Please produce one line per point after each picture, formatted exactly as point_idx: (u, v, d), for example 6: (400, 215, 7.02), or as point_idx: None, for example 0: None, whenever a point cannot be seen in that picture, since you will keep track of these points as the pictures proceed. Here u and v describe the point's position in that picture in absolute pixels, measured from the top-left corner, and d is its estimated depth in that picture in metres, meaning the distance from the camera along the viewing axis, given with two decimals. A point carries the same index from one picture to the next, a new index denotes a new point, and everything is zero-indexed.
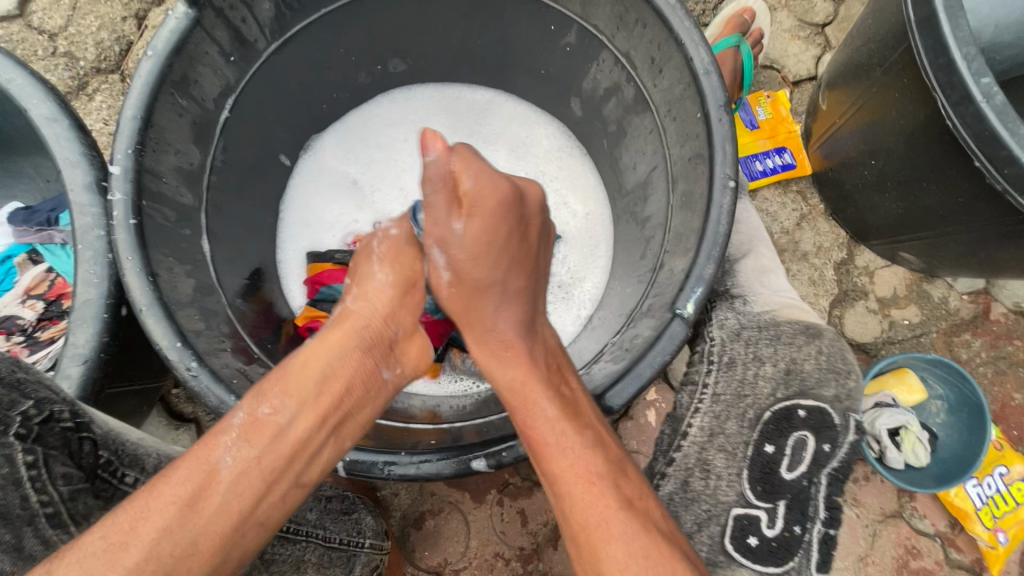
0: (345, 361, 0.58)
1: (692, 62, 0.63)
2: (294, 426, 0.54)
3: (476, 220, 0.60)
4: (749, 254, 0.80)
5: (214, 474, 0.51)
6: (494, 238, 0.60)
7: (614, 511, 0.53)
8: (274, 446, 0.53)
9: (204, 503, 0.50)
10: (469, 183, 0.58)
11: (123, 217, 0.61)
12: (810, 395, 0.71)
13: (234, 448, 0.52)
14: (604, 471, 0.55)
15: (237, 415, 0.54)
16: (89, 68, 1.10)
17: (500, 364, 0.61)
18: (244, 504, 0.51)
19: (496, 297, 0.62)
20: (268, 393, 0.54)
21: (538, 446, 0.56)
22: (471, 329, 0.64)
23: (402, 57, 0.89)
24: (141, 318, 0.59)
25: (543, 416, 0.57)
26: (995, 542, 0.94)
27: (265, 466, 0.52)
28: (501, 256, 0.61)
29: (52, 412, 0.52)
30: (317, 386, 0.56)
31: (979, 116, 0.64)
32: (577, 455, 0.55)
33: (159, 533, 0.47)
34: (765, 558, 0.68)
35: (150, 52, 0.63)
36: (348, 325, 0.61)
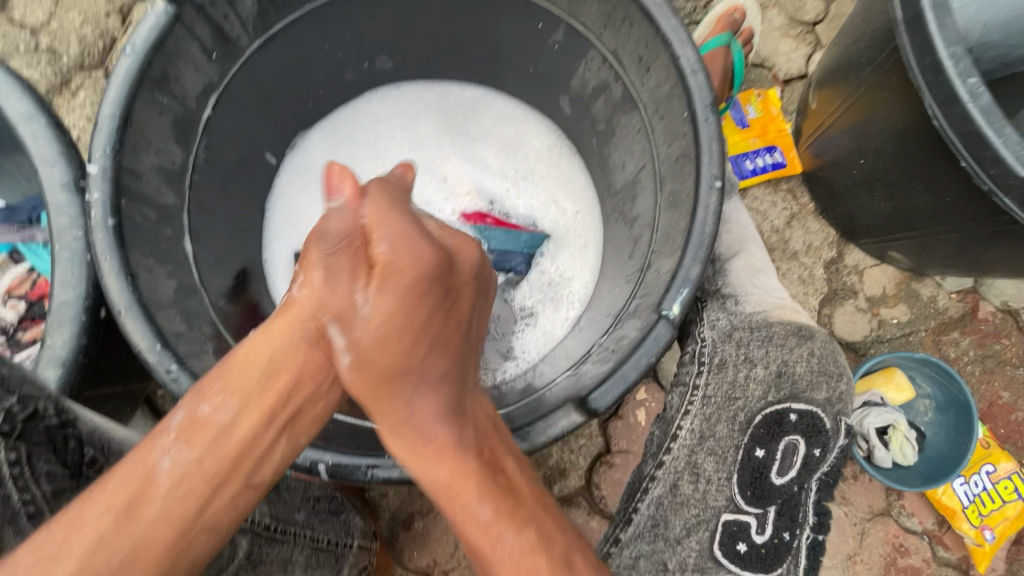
0: (290, 353, 0.55)
1: (679, 61, 0.63)
2: (236, 427, 0.52)
3: (384, 295, 0.52)
4: (740, 254, 0.80)
5: (153, 479, 0.49)
6: (399, 326, 0.52)
7: None
8: (215, 447, 0.51)
9: (141, 509, 0.48)
10: (384, 249, 0.51)
11: (101, 217, 0.60)
12: (802, 398, 0.74)
13: (173, 450, 0.50)
14: (548, 570, 0.49)
15: (177, 415, 0.52)
16: (72, 64, 1.08)
17: (422, 465, 0.54)
18: (186, 509, 0.49)
19: (414, 385, 0.54)
20: (208, 392, 0.52)
21: (473, 546, 0.52)
22: (385, 422, 0.54)
23: (389, 54, 0.88)
24: (120, 320, 0.58)
25: (473, 519, 0.52)
26: (982, 540, 0.94)
27: (206, 469, 0.51)
28: (416, 339, 0.53)
29: (36, 409, 0.52)
30: (260, 381, 0.53)
31: (965, 115, 0.64)
32: (512, 564, 0.50)
33: (94, 544, 0.45)
34: (753, 564, 0.70)
35: (128, 49, 0.62)
36: (290, 316, 0.55)
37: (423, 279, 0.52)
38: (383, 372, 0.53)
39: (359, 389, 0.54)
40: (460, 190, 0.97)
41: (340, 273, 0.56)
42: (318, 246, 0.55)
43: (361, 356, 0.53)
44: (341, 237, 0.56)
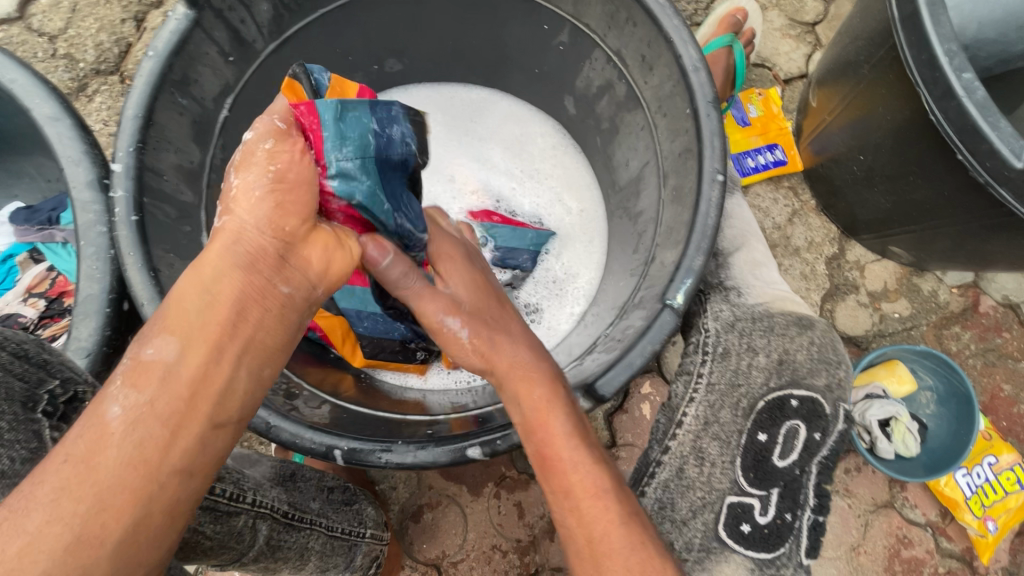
0: (226, 281, 0.47)
1: (682, 59, 0.64)
2: (183, 362, 0.45)
3: (457, 276, 0.63)
4: (741, 248, 0.83)
5: (105, 428, 0.42)
6: (474, 278, 0.64)
7: (618, 522, 0.52)
8: (166, 386, 0.44)
9: (100, 457, 0.41)
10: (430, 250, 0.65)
11: (125, 214, 0.62)
12: (802, 384, 0.74)
13: (122, 397, 0.43)
14: (611, 485, 0.53)
15: (121, 361, 0.45)
16: (88, 69, 1.11)
17: (525, 389, 0.56)
18: (145, 454, 0.42)
19: (506, 332, 0.60)
20: (150, 335, 0.46)
21: (555, 465, 0.54)
22: (482, 349, 0.59)
23: (398, 56, 0.90)
24: (143, 313, 0.60)
25: (562, 434, 0.54)
26: (985, 531, 0.95)
27: (161, 409, 0.43)
28: (493, 296, 0.64)
29: (75, 393, 0.53)
30: (200, 315, 0.46)
31: (960, 110, 0.66)
32: (587, 468, 0.53)
33: (56, 494, 0.39)
34: (756, 544, 0.70)
35: (150, 52, 0.65)
36: (215, 242, 0.48)
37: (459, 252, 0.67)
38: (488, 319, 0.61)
39: (483, 351, 0.59)
40: (466, 189, 0.97)
41: (250, 198, 0.49)
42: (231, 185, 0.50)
43: (473, 319, 0.60)
44: (254, 163, 0.50)
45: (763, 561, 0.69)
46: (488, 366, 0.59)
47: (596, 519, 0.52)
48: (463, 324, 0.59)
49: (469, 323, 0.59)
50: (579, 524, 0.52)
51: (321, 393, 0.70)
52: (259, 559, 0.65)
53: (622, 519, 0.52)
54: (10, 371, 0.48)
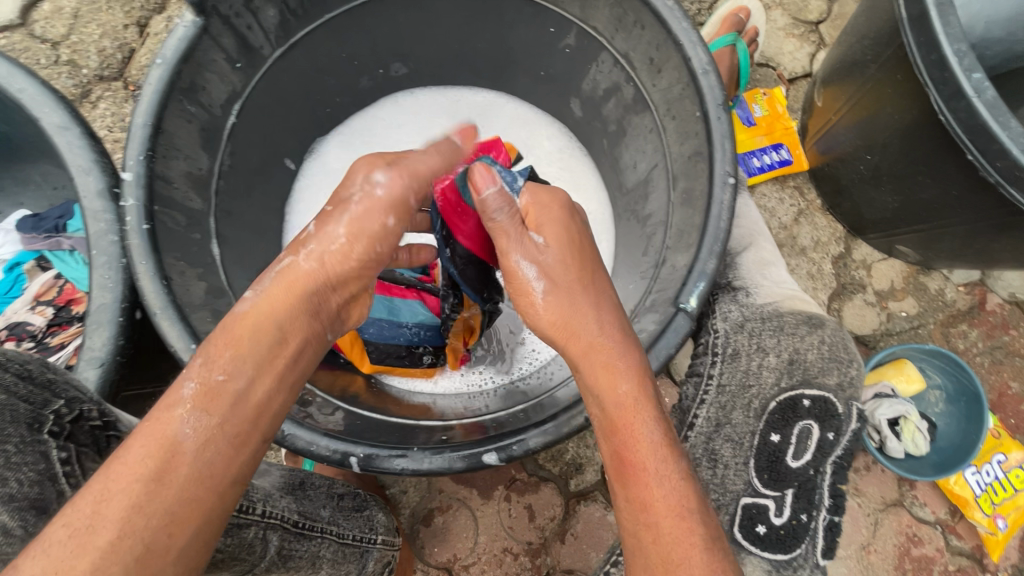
0: (297, 322, 0.53)
1: (691, 62, 0.64)
2: (253, 389, 0.49)
3: (549, 228, 0.59)
4: (750, 248, 0.83)
5: (178, 448, 0.44)
6: (568, 235, 0.59)
7: (699, 547, 0.48)
8: (237, 411, 0.47)
9: (173, 474, 0.43)
10: (526, 198, 0.61)
11: (136, 222, 0.62)
12: (814, 383, 0.73)
13: (194, 419, 0.45)
14: (695, 504, 0.50)
15: (187, 384, 0.47)
16: (91, 76, 1.11)
17: (609, 379, 0.53)
18: (217, 471, 0.45)
19: (593, 303, 0.56)
20: (220, 358, 0.48)
21: (633, 470, 0.50)
22: (565, 326, 0.56)
23: (404, 60, 0.90)
24: (156, 321, 0.60)
25: (647, 441, 0.51)
26: (995, 528, 0.95)
27: (231, 433, 0.46)
28: (587, 259, 0.59)
29: (82, 411, 0.51)
30: (270, 348, 0.51)
31: (971, 110, 0.66)
32: (672, 484, 0.50)
33: (130, 510, 0.40)
34: (772, 546, 0.70)
35: (158, 60, 0.65)
36: (298, 287, 0.53)
37: (563, 203, 0.61)
38: (570, 284, 0.57)
39: (555, 321, 0.56)
40: None
41: (344, 261, 0.55)
42: (336, 232, 0.55)
43: (551, 277, 0.57)
44: (366, 233, 0.56)
45: (781, 563, 0.69)
46: (568, 340, 0.56)
47: (676, 541, 0.48)
48: (537, 279, 0.57)
49: (548, 281, 0.57)
50: (657, 542, 0.48)
51: (334, 398, 0.70)
52: (271, 569, 0.64)
53: (705, 544, 0.48)
54: (15, 394, 0.46)
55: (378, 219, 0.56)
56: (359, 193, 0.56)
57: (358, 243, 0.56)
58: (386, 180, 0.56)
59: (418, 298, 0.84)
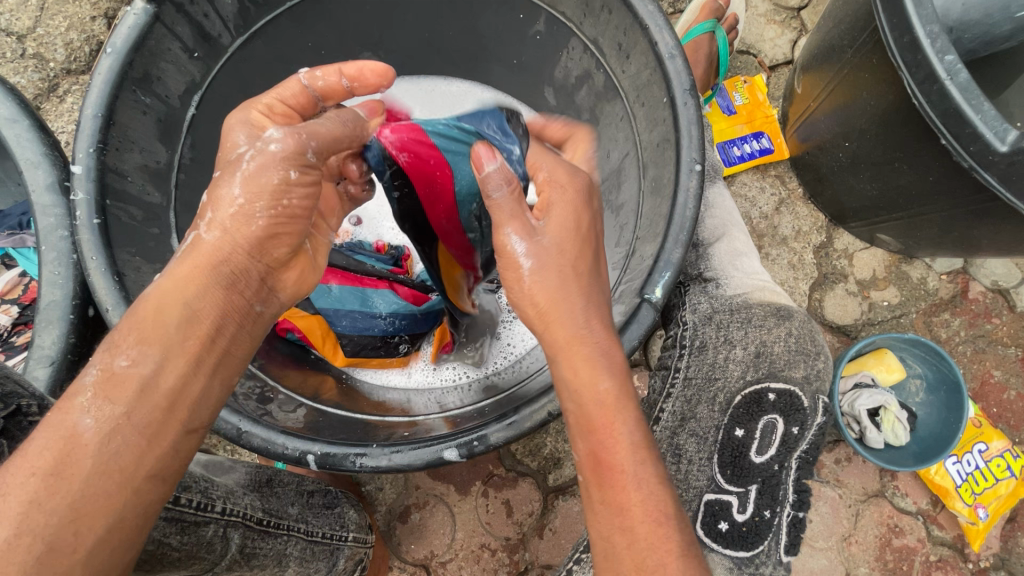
0: (207, 298, 0.48)
1: (657, 46, 0.63)
2: (162, 375, 0.45)
3: (556, 211, 0.56)
4: (723, 239, 0.81)
5: (78, 439, 0.42)
6: (574, 222, 0.55)
7: (677, 556, 0.46)
8: (143, 400, 0.44)
9: (73, 468, 0.41)
10: (543, 174, 0.59)
11: (87, 217, 0.60)
12: (780, 376, 0.75)
13: (95, 408, 0.43)
14: (673, 509, 0.48)
15: (89, 372, 0.44)
16: (58, 69, 1.09)
17: (589, 373, 0.50)
18: (124, 464, 0.42)
19: (583, 294, 0.53)
20: (122, 343, 0.45)
21: (609, 470, 0.49)
22: (551, 312, 0.53)
23: (373, 50, 0.88)
24: (108, 318, 0.58)
25: (626, 441, 0.49)
26: (975, 518, 0.94)
27: (137, 422, 0.44)
28: (586, 250, 0.55)
29: (18, 407, 0.49)
30: (180, 328, 0.46)
31: (943, 93, 0.64)
32: (650, 488, 0.48)
33: (27, 506, 0.39)
34: (734, 542, 0.72)
35: (108, 49, 0.63)
36: (200, 259, 0.48)
37: (581, 189, 0.58)
38: (563, 268, 0.54)
39: (541, 306, 0.53)
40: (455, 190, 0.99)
41: (251, 223, 0.49)
42: (233, 194, 0.49)
43: (542, 259, 0.54)
44: (265, 187, 0.49)
45: (742, 559, 0.72)
46: (547, 328, 0.53)
47: (653, 548, 0.46)
48: (526, 257, 0.54)
49: (536, 264, 0.54)
50: (633, 550, 0.46)
51: (299, 395, 0.69)
52: (234, 568, 0.63)
53: (682, 552, 0.47)
54: None
55: (273, 175, 0.49)
56: (251, 152, 0.50)
57: (260, 200, 0.49)
58: (280, 135, 0.50)
59: (388, 288, 0.81)
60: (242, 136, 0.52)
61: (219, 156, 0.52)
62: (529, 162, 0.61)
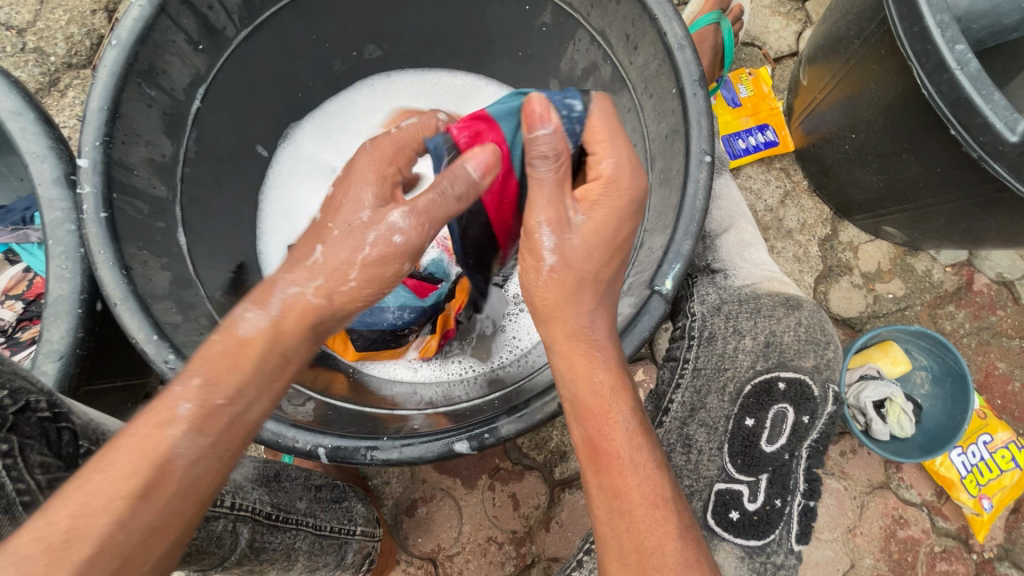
0: (300, 349, 0.50)
1: (666, 36, 0.62)
2: (250, 412, 0.47)
3: (599, 212, 0.52)
4: (730, 230, 0.82)
5: (168, 464, 0.43)
6: (612, 230, 0.53)
7: (674, 535, 0.49)
8: (228, 434, 0.46)
9: (160, 491, 0.42)
10: (608, 165, 0.52)
11: (94, 210, 0.60)
12: (789, 366, 0.75)
13: (187, 440, 0.44)
14: (670, 493, 0.50)
15: (182, 404, 0.44)
16: (59, 64, 1.08)
17: (586, 366, 0.52)
18: (204, 488, 0.44)
19: (595, 298, 0.53)
20: (220, 381, 0.46)
21: (608, 458, 0.50)
22: (559, 312, 0.53)
23: (378, 42, 0.87)
24: (116, 312, 0.58)
25: (621, 430, 0.51)
26: (980, 509, 0.94)
27: (220, 455, 0.45)
28: (615, 255, 0.54)
29: (28, 402, 0.49)
30: (271, 373, 0.48)
31: (953, 84, 0.64)
32: (646, 472, 0.50)
33: (112, 526, 0.40)
34: (745, 531, 0.71)
35: (113, 41, 0.62)
36: (306, 313, 0.49)
37: (637, 198, 0.53)
38: (585, 273, 0.53)
39: (550, 299, 0.53)
40: None
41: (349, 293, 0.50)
42: (345, 268, 0.49)
43: (566, 258, 0.52)
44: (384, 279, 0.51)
45: (754, 548, 0.71)
46: (551, 323, 0.54)
47: (651, 529, 0.48)
48: (552, 252, 0.52)
49: (559, 261, 0.52)
50: (634, 532, 0.48)
51: (308, 389, 0.68)
52: (242, 562, 0.64)
53: (679, 533, 0.49)
54: None
55: (393, 267, 0.51)
56: (375, 232, 0.50)
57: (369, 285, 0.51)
58: (405, 224, 0.49)
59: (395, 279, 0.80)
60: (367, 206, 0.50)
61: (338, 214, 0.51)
62: (596, 139, 0.53)
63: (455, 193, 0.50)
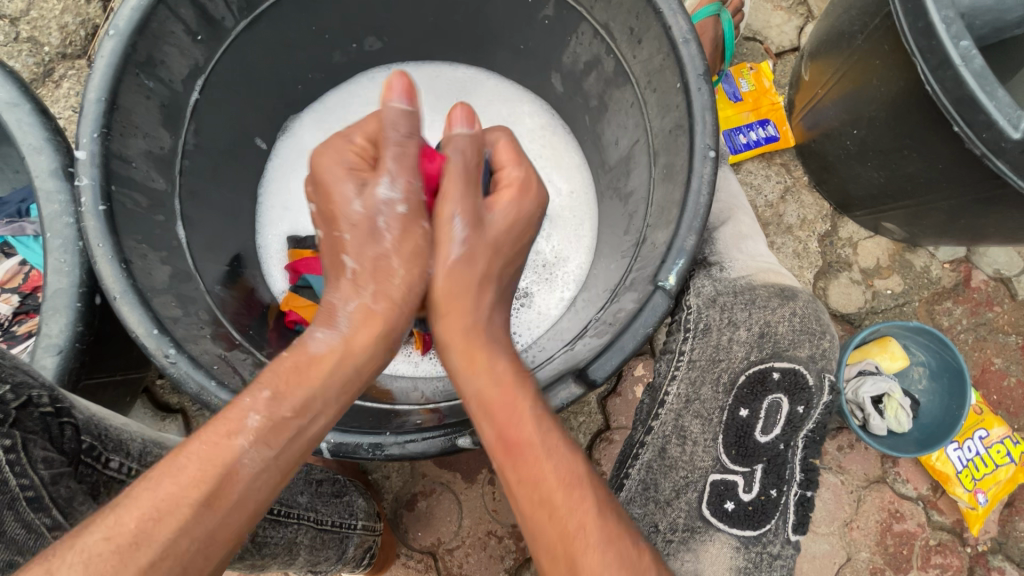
0: (372, 361, 0.52)
1: (671, 30, 0.62)
2: (317, 422, 0.48)
3: (501, 206, 0.57)
4: (728, 222, 0.82)
5: (234, 473, 0.44)
6: (518, 232, 0.59)
7: (594, 510, 0.48)
8: (295, 443, 0.47)
9: (222, 500, 0.43)
10: (515, 171, 0.59)
11: (92, 203, 0.59)
12: (784, 356, 0.76)
13: (253, 449, 0.45)
14: (586, 472, 0.50)
15: (252, 414, 0.46)
16: (54, 54, 1.06)
17: (486, 363, 0.52)
18: (263, 500, 0.45)
19: (496, 294, 0.57)
20: (289, 394, 0.47)
21: (517, 446, 0.49)
22: (460, 310, 0.54)
23: (378, 35, 0.86)
24: (116, 306, 0.57)
25: (529, 415, 0.50)
26: (975, 503, 0.96)
27: (285, 465, 0.46)
28: (516, 250, 0.59)
29: (30, 397, 0.49)
30: (342, 386, 0.50)
31: (958, 80, 0.64)
32: (560, 455, 0.50)
33: (176, 533, 0.41)
34: (741, 521, 0.73)
35: (111, 31, 0.61)
36: (376, 321, 0.53)
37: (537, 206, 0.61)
38: (488, 269, 0.56)
39: (446, 293, 0.54)
40: None
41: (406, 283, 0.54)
42: (389, 260, 0.54)
43: (473, 249, 0.55)
44: (412, 245, 0.55)
45: (750, 538, 0.73)
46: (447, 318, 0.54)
47: (571, 512, 0.48)
48: (461, 243, 0.55)
49: (467, 255, 0.55)
50: (556, 515, 0.48)
51: None
52: (245, 556, 0.63)
53: (598, 510, 0.49)
54: None
55: (413, 231, 0.55)
56: (382, 212, 0.54)
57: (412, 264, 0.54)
58: (397, 193, 0.54)
59: None
60: (351, 186, 0.54)
61: (330, 209, 0.55)
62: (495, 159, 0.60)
63: (402, 132, 0.55)
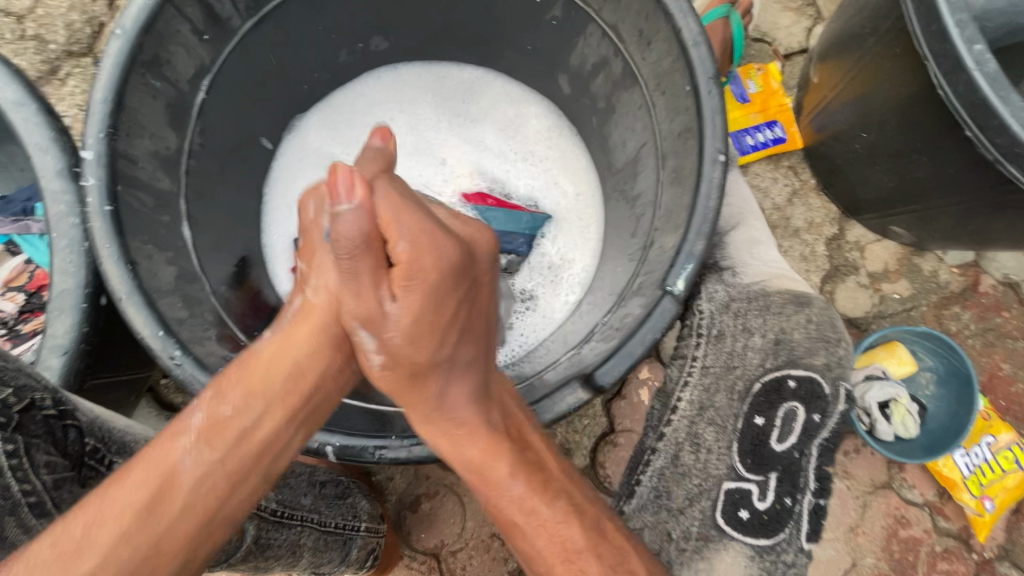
0: (313, 358, 0.55)
1: (681, 32, 0.62)
2: (260, 425, 0.52)
3: (411, 295, 0.52)
4: (740, 227, 0.82)
5: (175, 477, 0.48)
6: (432, 313, 0.53)
7: (594, 570, 0.57)
8: (237, 447, 0.51)
9: (166, 505, 0.47)
10: (402, 248, 0.50)
11: (98, 203, 0.59)
12: (800, 364, 0.73)
13: (194, 451, 0.49)
14: (581, 537, 0.58)
15: (195, 415, 0.50)
16: (60, 51, 1.06)
17: (454, 442, 0.58)
18: (210, 504, 0.49)
19: (439, 377, 0.57)
20: (229, 395, 0.51)
21: (509, 525, 0.60)
22: (416, 407, 0.58)
23: (384, 34, 0.85)
24: (122, 307, 0.57)
25: (512, 493, 0.59)
26: (982, 509, 0.95)
27: (227, 468, 0.50)
28: (439, 327, 0.54)
29: (33, 400, 0.49)
30: (283, 385, 0.53)
31: (971, 84, 0.64)
32: (551, 535, 0.58)
33: (117, 540, 0.45)
34: (755, 531, 0.72)
35: (117, 30, 0.61)
36: (314, 320, 0.55)
37: (446, 267, 0.52)
38: (408, 368, 0.56)
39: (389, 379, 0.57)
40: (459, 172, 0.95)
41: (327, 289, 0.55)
42: (325, 263, 0.55)
43: (392, 352, 0.55)
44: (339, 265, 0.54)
45: (763, 547, 0.71)
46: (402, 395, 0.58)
47: (569, 574, 0.58)
48: (377, 352, 0.55)
49: (388, 356, 0.55)
50: (541, 555, 0.59)
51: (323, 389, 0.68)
52: (247, 559, 0.63)
53: (593, 557, 0.57)
54: None
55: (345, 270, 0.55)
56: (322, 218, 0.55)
57: (332, 313, 0.55)
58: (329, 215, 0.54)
59: None
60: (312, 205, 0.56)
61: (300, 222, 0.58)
62: (384, 218, 0.50)
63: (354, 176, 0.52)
